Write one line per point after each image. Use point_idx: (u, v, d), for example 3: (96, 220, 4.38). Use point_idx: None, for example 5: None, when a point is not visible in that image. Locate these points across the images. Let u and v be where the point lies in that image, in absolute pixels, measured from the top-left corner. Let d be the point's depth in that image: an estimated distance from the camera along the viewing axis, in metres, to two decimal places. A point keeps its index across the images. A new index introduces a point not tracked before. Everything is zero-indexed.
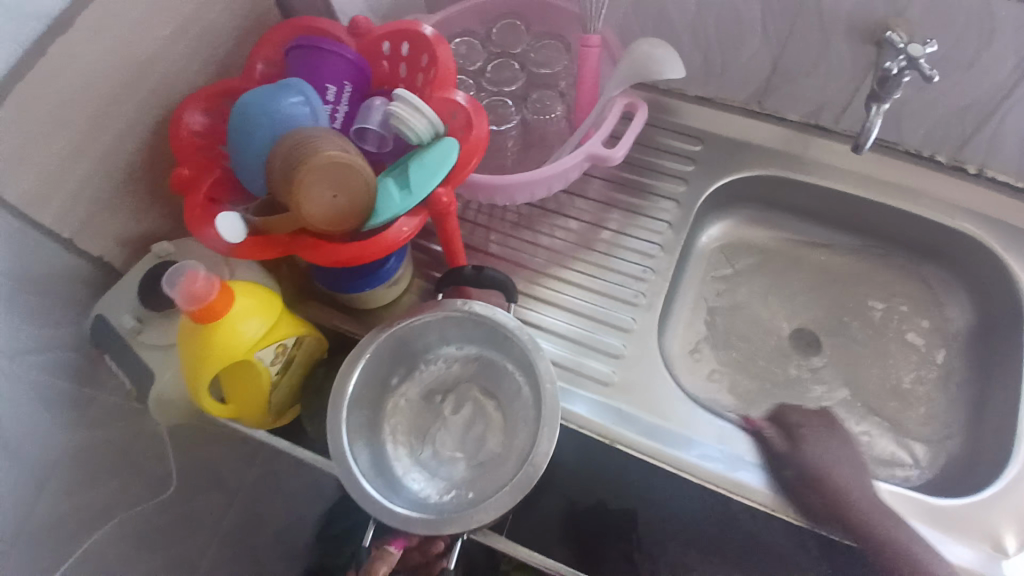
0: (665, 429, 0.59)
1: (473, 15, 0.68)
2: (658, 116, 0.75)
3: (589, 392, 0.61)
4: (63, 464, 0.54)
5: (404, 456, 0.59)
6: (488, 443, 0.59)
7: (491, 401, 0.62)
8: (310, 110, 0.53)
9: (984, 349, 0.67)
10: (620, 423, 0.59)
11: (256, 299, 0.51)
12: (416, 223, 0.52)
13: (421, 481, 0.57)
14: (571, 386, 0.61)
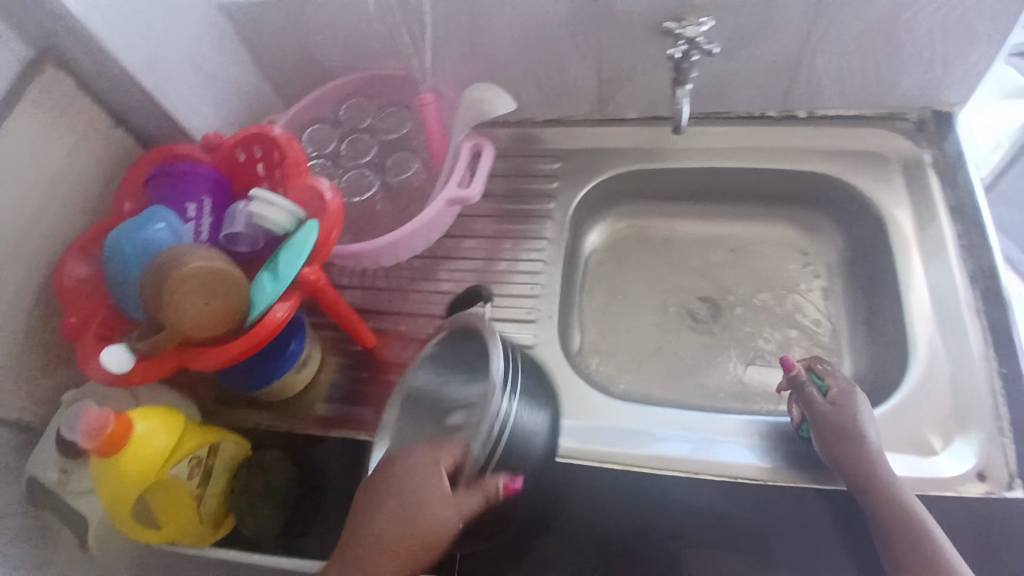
0: (617, 432, 0.64)
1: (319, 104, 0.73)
2: (519, 147, 0.80)
3: None
4: None
5: None
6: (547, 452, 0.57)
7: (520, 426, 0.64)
8: (174, 231, 0.56)
9: (865, 270, 0.72)
10: (582, 439, 0.63)
11: (159, 420, 0.53)
12: (290, 304, 0.55)
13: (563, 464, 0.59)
14: None
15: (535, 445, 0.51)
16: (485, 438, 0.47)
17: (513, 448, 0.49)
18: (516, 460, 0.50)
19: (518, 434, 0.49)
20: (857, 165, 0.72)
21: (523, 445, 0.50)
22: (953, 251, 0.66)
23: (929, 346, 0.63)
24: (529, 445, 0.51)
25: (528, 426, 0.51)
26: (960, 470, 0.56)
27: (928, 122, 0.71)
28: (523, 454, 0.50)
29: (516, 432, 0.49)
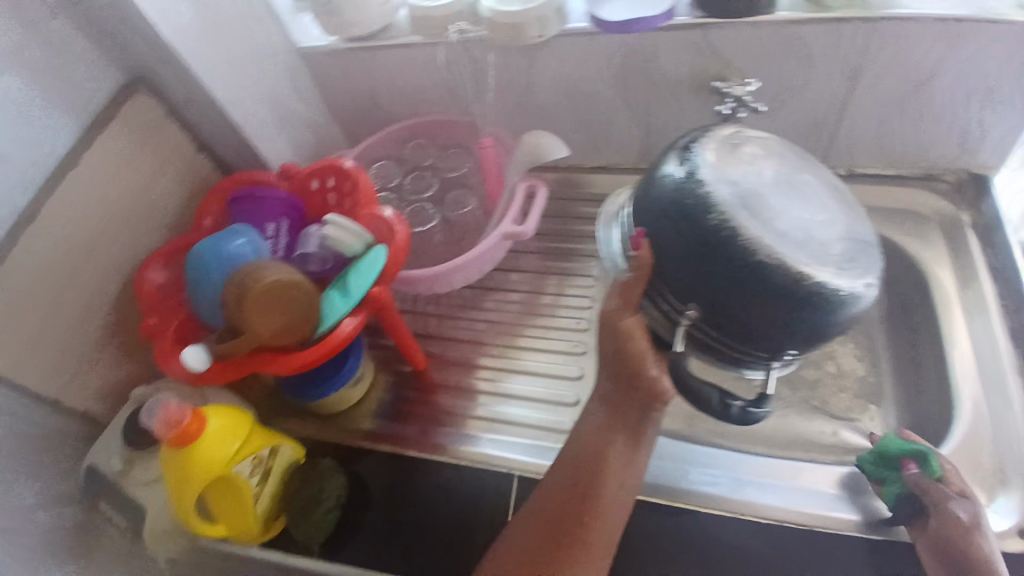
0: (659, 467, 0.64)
1: (384, 143, 0.79)
2: (568, 191, 0.85)
3: None
4: None
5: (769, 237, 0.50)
6: (756, 230, 0.50)
7: (762, 207, 0.51)
8: (253, 247, 0.62)
9: (903, 323, 0.74)
10: None
11: (227, 419, 0.56)
12: (361, 314, 0.60)
13: (781, 248, 0.49)
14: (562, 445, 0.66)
15: (652, 198, 0.55)
16: (620, 261, 0.61)
17: (637, 218, 0.57)
18: (639, 222, 0.56)
19: (636, 212, 0.57)
20: (897, 223, 0.76)
21: (648, 202, 0.55)
22: (996, 311, 0.68)
23: (973, 406, 0.64)
24: (647, 200, 0.55)
25: (643, 195, 0.57)
26: (1004, 526, 0.56)
27: (966, 184, 0.75)
28: (644, 210, 0.56)
29: (634, 211, 0.58)
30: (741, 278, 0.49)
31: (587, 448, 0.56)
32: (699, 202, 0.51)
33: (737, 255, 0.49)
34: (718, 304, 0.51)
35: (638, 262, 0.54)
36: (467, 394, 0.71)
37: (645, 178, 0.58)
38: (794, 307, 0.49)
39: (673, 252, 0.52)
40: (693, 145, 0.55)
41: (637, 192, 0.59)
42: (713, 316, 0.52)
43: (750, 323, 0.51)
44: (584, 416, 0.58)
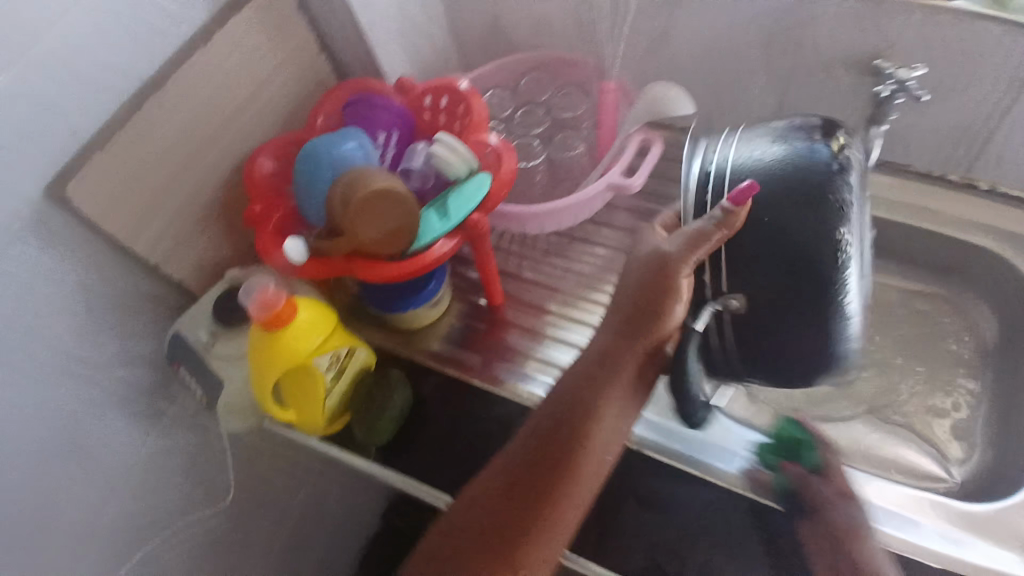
0: (713, 446, 0.61)
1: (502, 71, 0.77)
2: (677, 154, 0.81)
3: None
4: (136, 468, 0.64)
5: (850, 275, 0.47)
6: (851, 259, 0.47)
7: (864, 244, 0.49)
8: (363, 152, 0.62)
9: (1012, 359, 0.69)
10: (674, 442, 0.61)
11: (315, 312, 0.58)
12: (455, 241, 0.61)
13: (856, 295, 0.48)
14: None
15: (786, 165, 0.48)
16: (693, 188, 0.53)
17: (750, 168, 0.49)
18: (756, 173, 0.49)
19: (752, 163, 0.50)
20: None
21: (779, 164, 0.48)
22: None
23: None
24: (779, 161, 0.49)
25: (769, 151, 0.50)
26: None
27: None
28: (769, 168, 0.49)
29: (748, 157, 0.50)
30: (811, 300, 0.47)
31: (566, 406, 0.54)
32: (838, 203, 0.46)
33: (823, 281, 0.47)
34: (770, 307, 0.49)
35: (729, 219, 0.47)
36: (537, 337, 0.71)
37: (775, 136, 0.51)
38: (819, 352, 0.49)
39: (771, 237, 0.48)
40: (840, 133, 0.50)
41: (759, 142, 0.51)
42: (750, 317, 0.50)
43: (774, 341, 0.50)
44: (575, 364, 0.56)
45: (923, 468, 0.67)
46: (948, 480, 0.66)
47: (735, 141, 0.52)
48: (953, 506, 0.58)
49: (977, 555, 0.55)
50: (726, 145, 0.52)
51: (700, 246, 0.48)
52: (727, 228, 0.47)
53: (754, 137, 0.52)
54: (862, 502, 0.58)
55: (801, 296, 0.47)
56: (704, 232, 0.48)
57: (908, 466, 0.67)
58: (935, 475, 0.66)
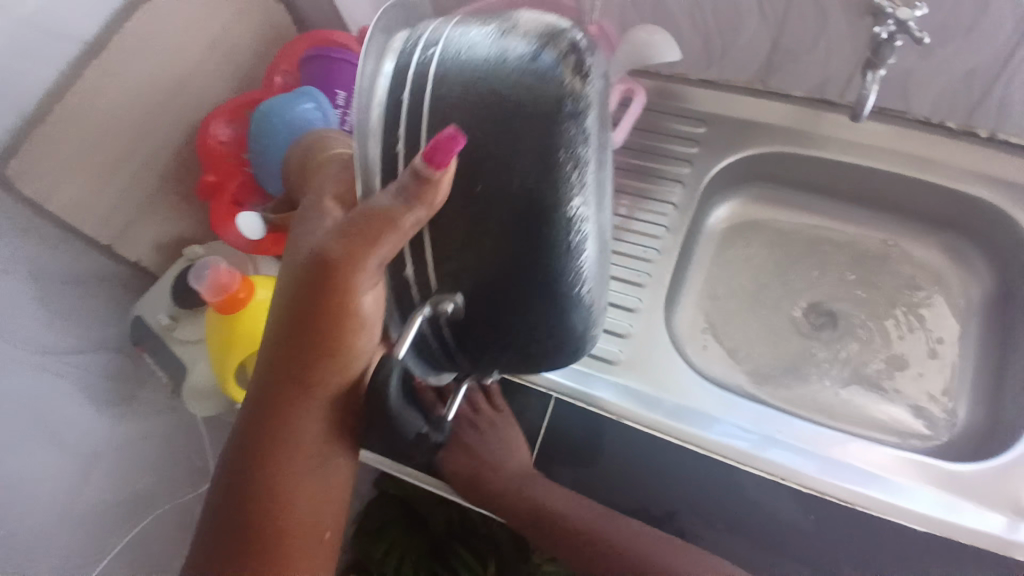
0: (690, 411, 0.60)
1: None
2: (662, 102, 0.74)
3: (605, 375, 0.62)
4: (108, 457, 0.62)
5: (586, 247, 0.38)
6: (578, 225, 0.36)
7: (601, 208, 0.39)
8: (322, 114, 0.57)
9: (1003, 318, 0.66)
10: (645, 407, 0.60)
11: (276, 290, 0.56)
12: None
13: (591, 277, 0.39)
14: (595, 371, 0.62)
15: (506, 97, 0.35)
16: (376, 130, 0.37)
17: (452, 91, 0.35)
18: (466, 106, 0.35)
19: (457, 81, 0.36)
20: None
21: (495, 92, 0.35)
22: None
23: None
24: (494, 86, 0.35)
25: (483, 64, 0.35)
26: None
27: None
28: (483, 105, 0.35)
29: (455, 69, 0.36)
30: (529, 296, 0.37)
31: (242, 465, 0.41)
32: (566, 153, 0.35)
33: (542, 254, 0.36)
34: (490, 293, 0.37)
35: (419, 190, 0.34)
36: None
37: (497, 37, 0.36)
38: (546, 337, 0.40)
39: (484, 218, 0.36)
40: (591, 54, 0.36)
41: (474, 42, 0.36)
42: (471, 307, 0.38)
43: (503, 334, 0.39)
44: (242, 410, 0.42)
45: (907, 426, 0.65)
46: (930, 436, 0.64)
47: (448, 36, 0.37)
48: (940, 468, 0.57)
49: (961, 516, 0.54)
50: (430, 41, 0.37)
51: (378, 245, 0.36)
52: (420, 207, 0.34)
53: (470, 33, 0.37)
54: (836, 462, 0.57)
55: (525, 277, 0.37)
56: (389, 214, 0.35)
57: (891, 424, 0.65)
58: (919, 432, 0.65)
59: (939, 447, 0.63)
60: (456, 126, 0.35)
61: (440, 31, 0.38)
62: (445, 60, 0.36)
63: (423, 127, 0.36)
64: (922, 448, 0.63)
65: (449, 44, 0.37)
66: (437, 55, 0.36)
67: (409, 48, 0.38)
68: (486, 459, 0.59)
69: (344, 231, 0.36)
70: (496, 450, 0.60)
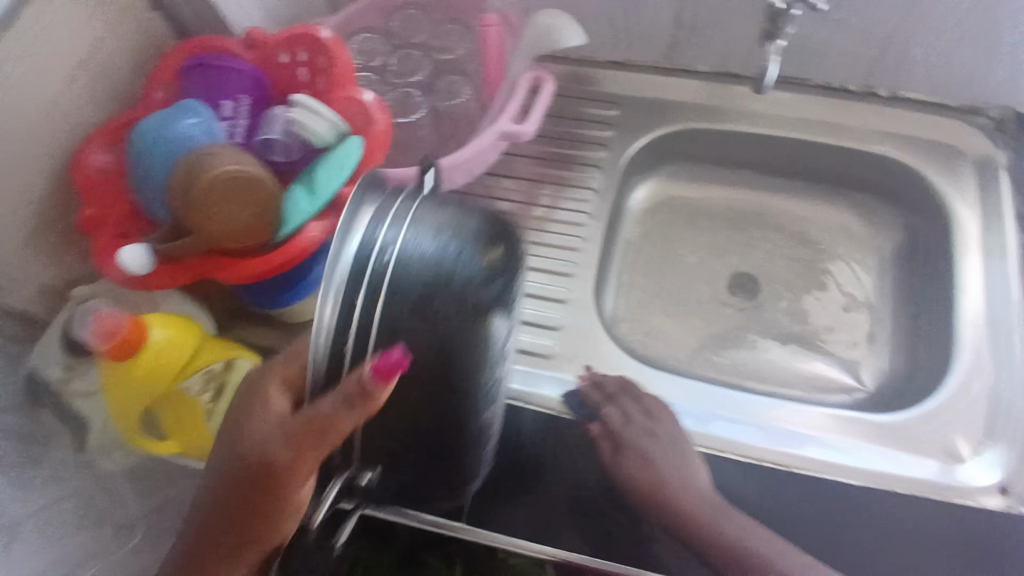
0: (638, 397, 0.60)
1: (375, 12, 0.66)
2: (575, 87, 0.74)
3: (555, 373, 0.61)
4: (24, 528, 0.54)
5: (490, 416, 0.47)
6: (486, 405, 0.45)
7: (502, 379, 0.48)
8: (207, 129, 0.53)
9: (911, 267, 0.70)
10: (589, 402, 0.59)
11: (173, 328, 0.53)
12: (328, 225, 0.53)
13: (493, 431, 0.49)
14: (541, 369, 0.61)
15: (448, 309, 0.41)
16: (331, 325, 0.41)
17: (403, 299, 0.41)
18: (407, 316, 0.41)
19: (403, 290, 0.41)
20: (929, 155, 0.67)
21: (440, 303, 0.41)
22: (1014, 258, 0.63)
23: (974, 354, 0.60)
24: (438, 302, 0.41)
25: (431, 274, 0.41)
26: (987, 481, 0.55)
27: (1008, 121, 0.68)
28: (424, 318, 0.41)
29: (408, 275, 0.41)
30: (443, 461, 0.46)
31: None
32: (483, 359, 0.43)
33: (458, 434, 0.44)
34: (412, 461, 0.45)
35: (361, 403, 0.39)
36: None
37: (443, 243, 0.42)
38: (460, 484, 0.49)
39: (411, 412, 0.43)
40: (507, 244, 0.44)
41: (421, 247, 0.42)
42: (391, 470, 0.46)
43: (425, 483, 0.47)
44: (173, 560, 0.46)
45: (832, 382, 0.67)
46: (857, 388, 0.66)
47: (400, 234, 0.42)
48: (872, 422, 0.58)
49: (901, 469, 0.56)
50: (383, 238, 0.42)
51: (320, 444, 0.41)
52: (358, 414, 0.39)
53: (415, 237, 0.42)
54: (772, 427, 0.59)
55: (444, 448, 0.45)
56: (331, 418, 0.39)
57: (819, 383, 0.67)
58: (847, 386, 0.67)
59: (863, 398, 0.66)
60: (402, 340, 0.41)
61: (391, 224, 0.42)
62: (397, 267, 0.41)
63: (373, 334, 0.41)
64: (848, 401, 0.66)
65: (399, 244, 0.42)
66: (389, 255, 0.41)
67: (364, 241, 0.41)
68: (670, 478, 0.55)
69: (290, 436, 0.41)
70: (675, 465, 0.56)
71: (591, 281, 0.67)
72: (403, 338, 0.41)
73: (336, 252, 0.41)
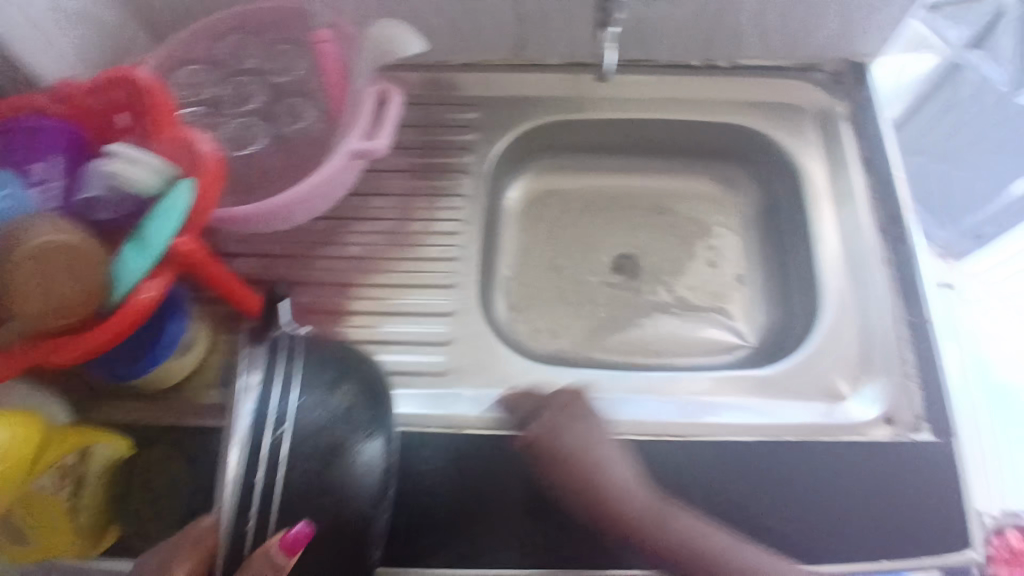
0: None
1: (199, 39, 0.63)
2: (433, 94, 0.73)
3: (467, 392, 0.60)
4: None
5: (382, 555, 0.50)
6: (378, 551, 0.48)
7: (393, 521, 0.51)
8: (17, 202, 0.48)
9: (772, 223, 0.74)
10: (506, 413, 0.58)
11: (15, 429, 0.47)
12: (161, 284, 0.48)
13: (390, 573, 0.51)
14: (447, 390, 0.60)
15: (339, 478, 0.46)
16: (231, 497, 0.45)
17: (295, 468, 0.46)
18: (300, 483, 0.46)
19: (296, 457, 0.46)
20: (773, 116, 0.71)
21: (330, 468, 0.46)
22: (862, 202, 0.66)
23: (838, 299, 0.64)
24: (329, 470, 0.46)
25: (319, 444, 0.47)
26: (869, 416, 0.58)
27: (844, 74, 0.72)
28: (315, 483, 0.46)
29: (302, 447, 0.47)
30: None
31: None
32: (373, 510, 0.47)
33: None
34: None
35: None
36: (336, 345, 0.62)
37: (328, 410, 0.48)
38: None
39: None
40: (380, 397, 0.51)
41: (310, 413, 0.48)
42: None
43: None
44: None
45: (718, 343, 0.70)
46: (741, 345, 0.70)
47: (293, 404, 0.48)
48: (755, 376, 0.61)
49: (790, 416, 0.58)
50: (275, 413, 0.47)
51: None
52: None
53: (306, 402, 0.48)
54: (675, 402, 0.60)
55: None
56: None
57: (704, 346, 0.70)
58: (731, 345, 0.70)
59: (746, 354, 0.69)
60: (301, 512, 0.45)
61: (283, 394, 0.48)
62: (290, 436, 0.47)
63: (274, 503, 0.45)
64: (733, 360, 0.69)
65: (292, 415, 0.48)
66: (284, 421, 0.47)
67: (261, 415, 0.47)
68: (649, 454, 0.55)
69: None
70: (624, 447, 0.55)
71: (475, 289, 0.66)
72: (301, 508, 0.45)
73: (236, 427, 0.47)
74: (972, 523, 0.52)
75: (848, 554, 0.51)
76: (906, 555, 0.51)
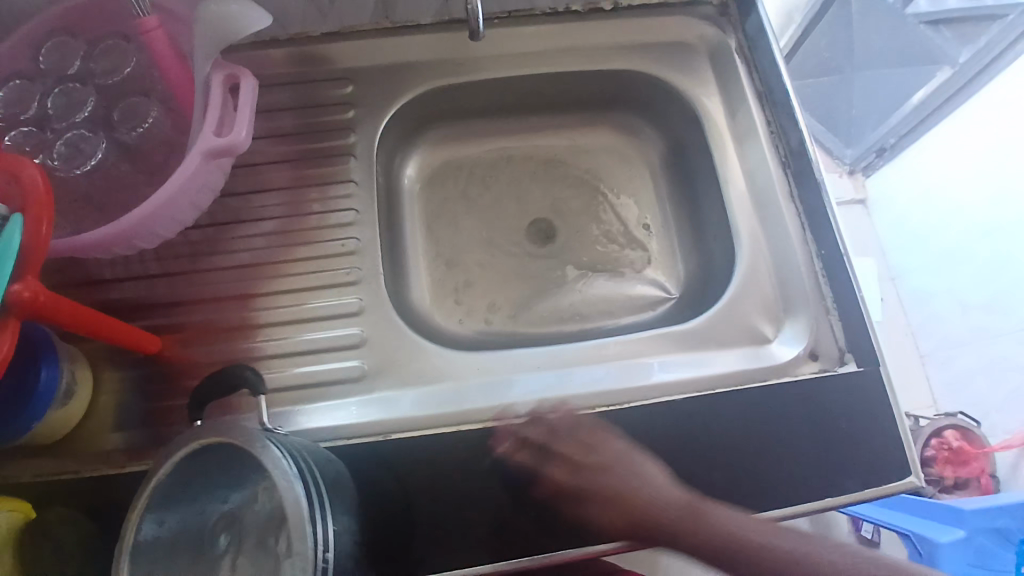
0: (469, 387, 0.57)
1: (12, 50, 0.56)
2: (303, 72, 0.66)
3: (384, 390, 0.56)
4: None
5: None
6: None
7: None
8: None
9: (680, 166, 0.72)
10: (444, 406, 0.55)
11: None
12: (7, 342, 0.41)
13: None
14: (366, 395, 0.56)
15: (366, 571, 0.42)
16: None
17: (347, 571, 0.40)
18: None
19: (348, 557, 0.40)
20: (663, 56, 0.68)
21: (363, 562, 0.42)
22: (762, 135, 0.65)
23: (753, 240, 0.63)
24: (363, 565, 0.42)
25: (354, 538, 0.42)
26: (793, 354, 0.57)
27: (729, 5, 0.69)
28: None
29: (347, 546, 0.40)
30: None
31: None
32: None
33: None
34: None
35: None
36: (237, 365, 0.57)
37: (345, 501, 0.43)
38: None
39: None
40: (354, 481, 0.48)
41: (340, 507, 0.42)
42: None
43: None
44: None
45: (646, 298, 0.69)
46: (669, 297, 0.69)
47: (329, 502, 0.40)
48: (682, 329, 0.60)
49: (720, 366, 0.58)
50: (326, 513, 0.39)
51: None
52: None
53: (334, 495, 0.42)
54: (607, 368, 0.58)
55: None
56: None
57: (631, 303, 0.69)
58: (658, 298, 0.69)
59: (673, 304, 0.68)
60: None
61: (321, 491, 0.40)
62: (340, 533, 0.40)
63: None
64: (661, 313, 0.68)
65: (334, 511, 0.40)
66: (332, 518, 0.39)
67: (313, 511, 0.37)
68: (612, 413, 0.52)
69: None
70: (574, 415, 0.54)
71: (382, 281, 0.61)
72: None
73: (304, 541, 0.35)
74: (909, 442, 0.53)
75: (794, 496, 0.51)
76: (850, 488, 0.51)
